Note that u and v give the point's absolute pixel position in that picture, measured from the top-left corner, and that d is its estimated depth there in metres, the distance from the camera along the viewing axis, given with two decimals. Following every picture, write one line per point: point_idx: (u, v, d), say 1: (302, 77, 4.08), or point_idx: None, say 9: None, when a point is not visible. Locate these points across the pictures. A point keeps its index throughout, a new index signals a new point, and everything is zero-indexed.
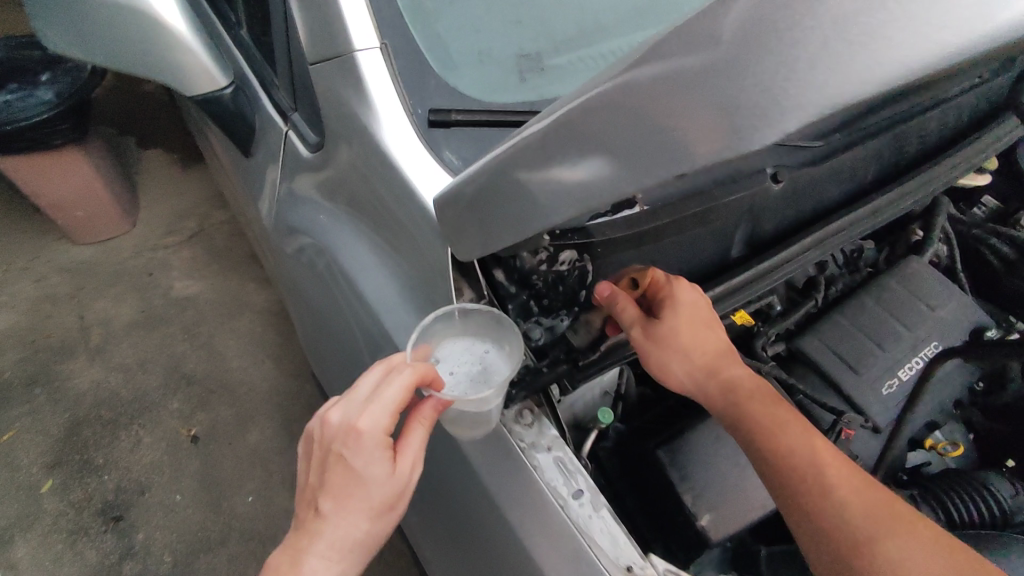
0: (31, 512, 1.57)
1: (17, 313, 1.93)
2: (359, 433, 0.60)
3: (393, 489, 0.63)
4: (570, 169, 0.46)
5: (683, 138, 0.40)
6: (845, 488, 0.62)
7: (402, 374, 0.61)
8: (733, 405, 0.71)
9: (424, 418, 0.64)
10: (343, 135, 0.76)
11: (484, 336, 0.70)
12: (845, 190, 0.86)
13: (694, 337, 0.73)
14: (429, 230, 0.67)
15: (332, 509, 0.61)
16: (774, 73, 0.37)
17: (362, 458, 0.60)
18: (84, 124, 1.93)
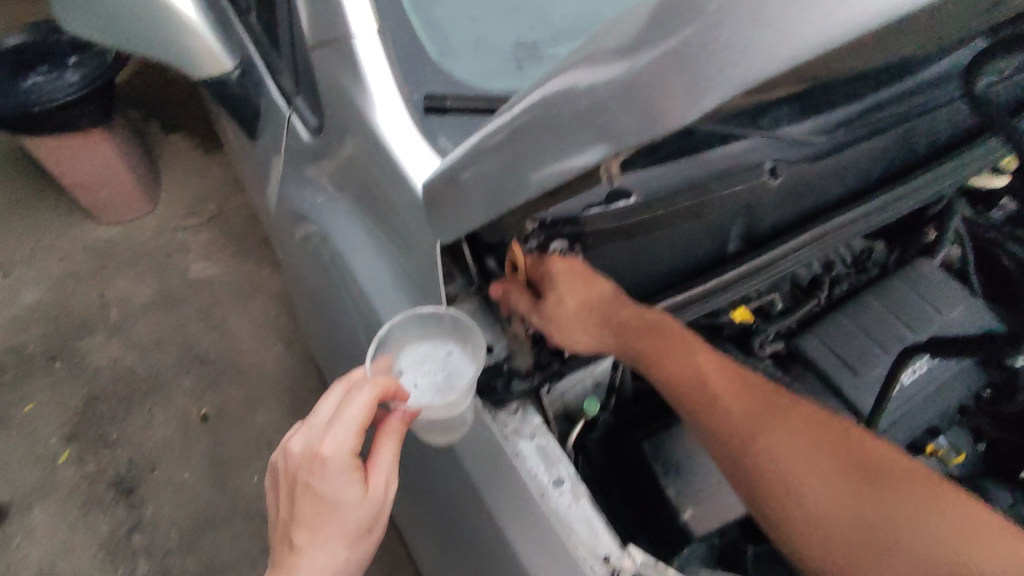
0: (47, 481, 1.62)
1: (42, 289, 1.99)
2: (323, 460, 0.60)
3: (368, 508, 0.63)
4: (533, 151, 0.46)
5: (618, 115, 0.39)
6: (726, 390, 0.68)
7: (361, 393, 0.61)
8: (636, 349, 0.69)
9: (393, 432, 0.64)
10: (340, 119, 0.77)
11: (446, 340, 0.69)
12: (850, 187, 0.84)
13: (582, 300, 0.70)
14: (416, 214, 0.66)
15: (307, 538, 0.61)
16: (705, 45, 0.35)
17: (329, 484, 0.60)
18: (109, 106, 1.98)
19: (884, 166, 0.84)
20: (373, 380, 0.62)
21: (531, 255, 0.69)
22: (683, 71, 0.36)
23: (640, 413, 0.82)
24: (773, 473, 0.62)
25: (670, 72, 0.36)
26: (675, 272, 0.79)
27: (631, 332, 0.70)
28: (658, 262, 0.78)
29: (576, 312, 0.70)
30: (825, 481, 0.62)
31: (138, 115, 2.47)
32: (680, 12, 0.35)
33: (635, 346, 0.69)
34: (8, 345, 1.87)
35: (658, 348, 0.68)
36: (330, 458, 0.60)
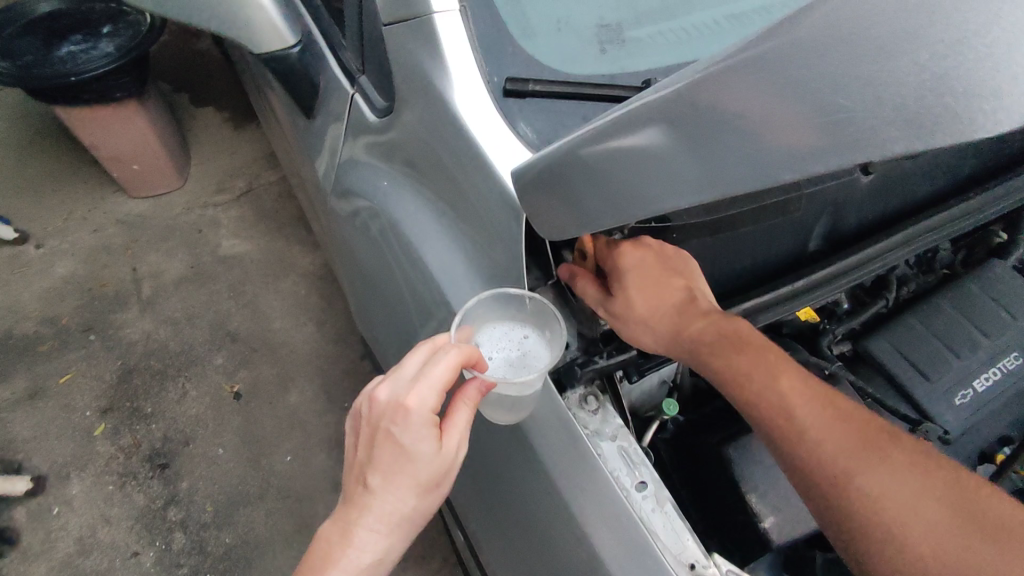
0: (84, 453, 1.64)
1: (75, 261, 1.99)
2: (407, 412, 0.58)
3: (443, 466, 0.61)
4: (688, 154, 0.43)
5: (862, 117, 0.37)
6: (818, 424, 0.56)
7: (449, 354, 0.59)
8: (701, 363, 0.62)
9: (469, 398, 0.62)
10: (413, 101, 0.75)
11: (524, 324, 0.68)
12: (938, 185, 0.80)
13: (653, 303, 0.64)
14: (504, 206, 0.65)
15: (381, 485, 0.59)
16: (979, 47, 0.35)
17: (411, 437, 0.58)
18: (143, 77, 1.95)
19: (975, 163, 0.80)
20: (460, 346, 0.60)
21: (603, 242, 0.67)
22: (956, 75, 0.36)
23: (709, 413, 0.79)
24: (875, 516, 0.53)
25: (946, 72, 0.35)
26: (758, 272, 0.76)
27: (700, 353, 0.61)
28: (740, 262, 0.75)
29: (644, 313, 0.64)
30: (943, 534, 0.52)
31: (168, 87, 2.45)
32: (837, 52, 0.36)
33: (706, 364, 0.61)
34: (42, 316, 1.87)
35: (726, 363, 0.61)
36: (414, 412, 0.58)
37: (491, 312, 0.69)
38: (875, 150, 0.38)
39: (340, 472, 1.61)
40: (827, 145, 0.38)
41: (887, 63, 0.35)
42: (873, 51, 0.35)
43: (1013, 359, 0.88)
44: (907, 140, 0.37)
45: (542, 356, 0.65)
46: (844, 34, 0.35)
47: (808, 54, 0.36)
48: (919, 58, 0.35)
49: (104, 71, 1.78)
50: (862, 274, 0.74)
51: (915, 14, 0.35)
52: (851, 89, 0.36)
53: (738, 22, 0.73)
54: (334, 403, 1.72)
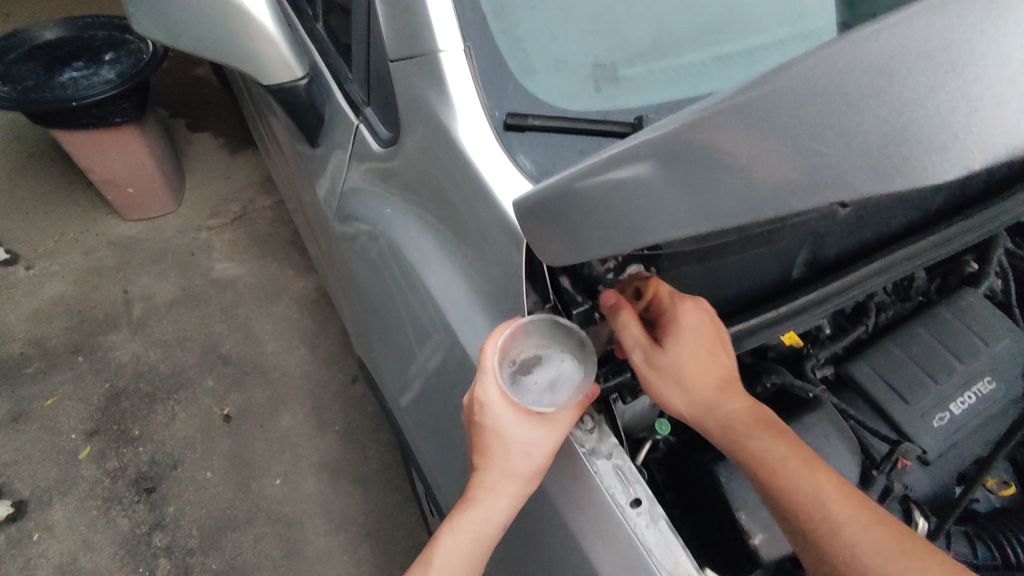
0: (68, 476, 1.61)
1: (65, 282, 1.99)
2: (479, 400, 0.65)
3: (536, 439, 0.64)
4: (680, 190, 0.46)
5: (833, 161, 0.41)
6: (851, 524, 0.61)
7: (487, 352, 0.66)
8: (733, 442, 0.65)
9: (577, 401, 0.65)
10: (417, 133, 0.79)
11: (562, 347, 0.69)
12: (912, 218, 0.85)
13: (698, 368, 0.67)
14: (505, 233, 0.68)
15: (481, 464, 0.66)
16: (936, 103, 0.39)
17: (489, 418, 0.65)
18: (143, 103, 1.98)
19: (943, 199, 0.85)
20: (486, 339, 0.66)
21: (665, 290, 0.70)
22: (916, 128, 0.39)
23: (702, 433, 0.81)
24: None
25: (906, 126, 0.39)
26: (745, 297, 0.80)
27: (736, 431, 0.66)
28: (728, 288, 0.78)
29: (682, 373, 0.66)
30: None
31: (165, 112, 2.48)
32: (814, 104, 0.40)
33: (738, 443, 0.65)
34: (30, 338, 1.86)
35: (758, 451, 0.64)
36: (483, 400, 0.65)
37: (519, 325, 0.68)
38: (847, 191, 0.41)
39: (330, 496, 1.61)
40: (803, 184, 0.42)
41: (853, 116, 0.40)
42: (844, 103, 0.40)
43: (986, 383, 0.93)
44: (872, 182, 0.40)
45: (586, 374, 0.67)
46: (819, 88, 0.40)
47: (789, 103, 0.40)
48: (885, 114, 0.39)
49: (104, 97, 1.80)
50: (842, 300, 0.78)
51: (875, 75, 0.39)
52: (825, 138, 0.40)
53: (723, 67, 0.78)
54: (324, 426, 1.72)
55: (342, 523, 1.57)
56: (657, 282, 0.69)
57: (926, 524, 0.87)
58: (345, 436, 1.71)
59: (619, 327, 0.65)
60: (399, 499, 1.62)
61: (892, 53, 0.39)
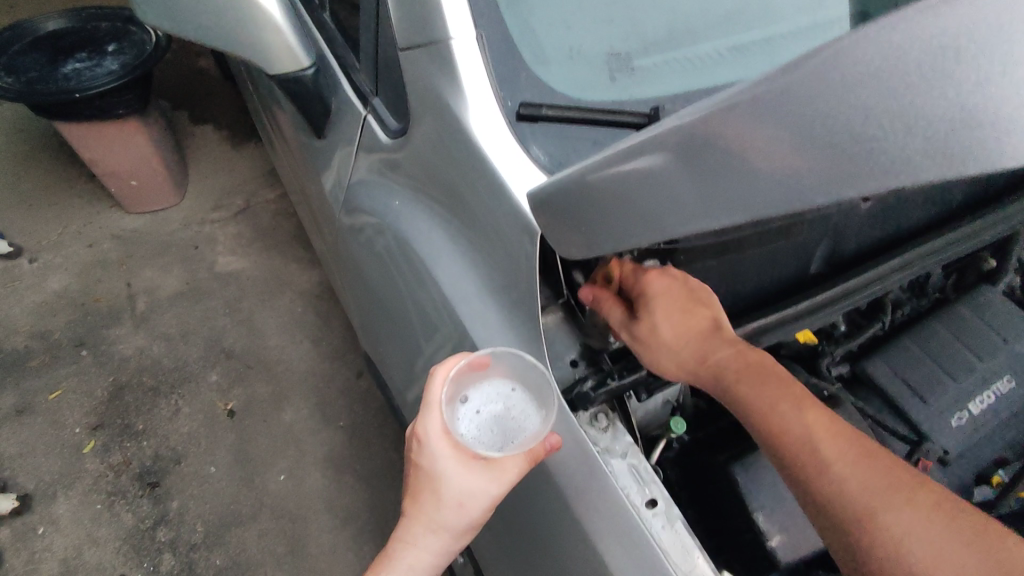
0: (72, 470, 1.61)
1: (68, 275, 1.98)
2: (421, 437, 0.67)
3: (471, 487, 0.66)
4: (715, 183, 0.44)
5: (889, 144, 0.39)
6: (840, 461, 0.56)
7: (434, 388, 0.67)
8: (727, 393, 0.63)
9: (528, 451, 0.63)
10: (426, 124, 0.77)
11: (544, 358, 0.67)
12: (934, 212, 0.83)
13: (680, 326, 0.66)
14: (519, 227, 0.66)
15: (414, 504, 0.68)
16: (1007, 86, 0.37)
17: (426, 459, 0.66)
18: (146, 95, 1.95)
19: (965, 193, 0.83)
20: (438, 370, 0.67)
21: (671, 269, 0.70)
22: (984, 112, 0.37)
23: (716, 432, 0.79)
24: (892, 552, 0.52)
25: (973, 107, 0.37)
26: (761, 293, 0.77)
27: (726, 380, 0.63)
28: (745, 284, 0.76)
29: (664, 337, 0.65)
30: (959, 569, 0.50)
31: (168, 105, 2.46)
32: (863, 87, 0.38)
33: (729, 391, 0.62)
34: (33, 331, 1.85)
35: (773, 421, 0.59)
36: (424, 441, 0.66)
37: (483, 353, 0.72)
38: (907, 177, 0.39)
39: (334, 492, 1.60)
40: (852, 171, 0.40)
41: (914, 99, 0.37)
42: (899, 86, 0.37)
43: (1006, 382, 0.91)
44: (936, 169, 0.39)
45: (548, 420, 0.64)
46: (870, 70, 0.38)
47: (835, 86, 0.38)
48: (950, 94, 0.37)
49: (108, 88, 1.78)
50: (864, 296, 0.75)
51: (939, 57, 0.37)
52: (881, 122, 0.38)
53: (743, 55, 0.76)
54: (329, 421, 1.71)
55: (347, 519, 1.56)
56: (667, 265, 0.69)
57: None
58: (349, 432, 1.70)
59: (598, 300, 0.66)
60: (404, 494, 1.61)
61: (957, 31, 0.37)
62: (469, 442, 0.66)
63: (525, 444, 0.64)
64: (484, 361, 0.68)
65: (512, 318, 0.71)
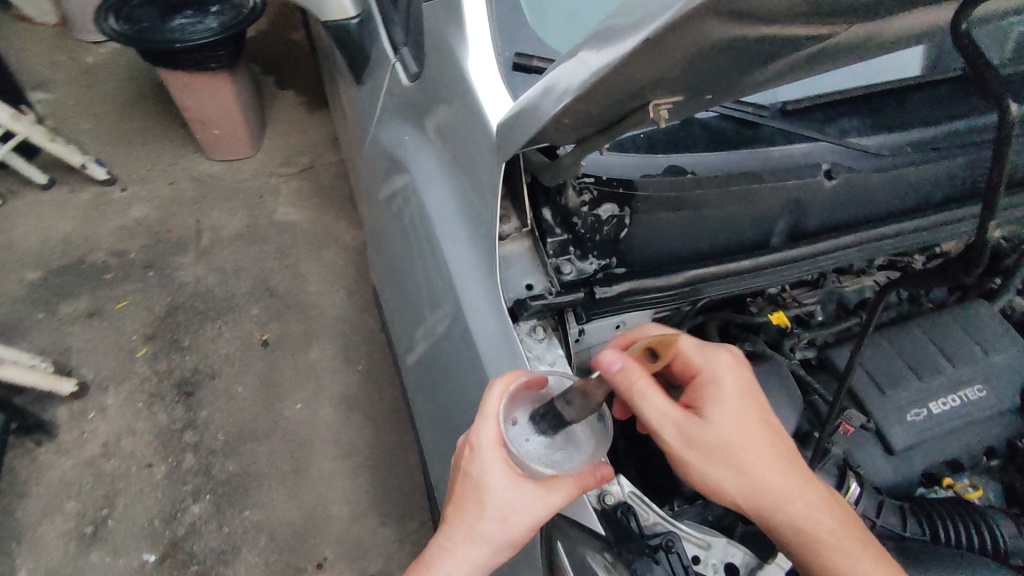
0: (124, 370, 1.82)
1: (149, 206, 2.23)
2: (471, 444, 0.62)
3: (522, 504, 0.60)
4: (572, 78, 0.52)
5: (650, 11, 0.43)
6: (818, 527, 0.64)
7: (494, 394, 0.63)
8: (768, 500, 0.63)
9: (580, 475, 0.62)
10: (436, 65, 0.88)
11: (498, 281, 0.74)
12: (908, 202, 0.85)
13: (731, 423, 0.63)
14: (486, 151, 0.75)
15: (452, 516, 0.62)
16: None
17: (476, 468, 0.61)
18: (236, 52, 2.17)
19: (944, 191, 0.86)
20: (497, 381, 0.64)
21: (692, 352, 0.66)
22: None
23: None
24: None
25: None
26: (718, 252, 0.83)
27: (768, 492, 0.63)
28: (702, 242, 0.82)
29: (700, 428, 0.62)
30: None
31: (258, 69, 2.71)
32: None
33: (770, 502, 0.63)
34: (113, 249, 2.10)
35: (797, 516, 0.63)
36: (478, 450, 0.61)
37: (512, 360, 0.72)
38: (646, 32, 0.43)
39: (342, 426, 1.73)
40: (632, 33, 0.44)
41: None
42: None
43: (975, 391, 0.92)
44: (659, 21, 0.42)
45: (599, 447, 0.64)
46: None
47: None
48: None
49: (203, 42, 2.01)
50: (812, 266, 0.79)
51: None
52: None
53: None
54: (350, 364, 1.85)
55: (349, 451, 1.69)
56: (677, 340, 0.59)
57: (858, 488, 0.80)
58: (365, 376, 1.83)
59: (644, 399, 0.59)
60: (403, 438, 1.72)
61: None
62: (523, 457, 0.62)
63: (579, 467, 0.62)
64: (543, 381, 0.66)
65: (477, 242, 0.78)
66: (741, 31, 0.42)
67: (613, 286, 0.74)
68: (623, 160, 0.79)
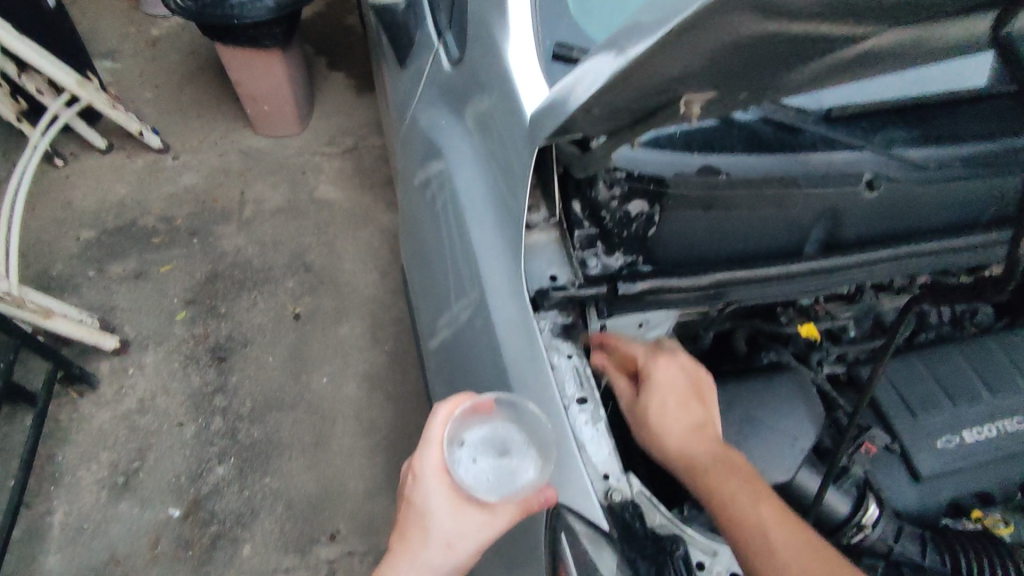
0: (163, 331, 1.89)
1: (198, 175, 2.30)
2: (416, 471, 0.67)
3: (460, 527, 0.65)
4: (592, 81, 0.52)
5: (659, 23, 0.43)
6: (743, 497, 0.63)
7: (435, 422, 0.67)
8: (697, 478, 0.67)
9: (522, 501, 0.64)
10: (476, 51, 0.88)
11: (522, 268, 0.75)
12: (954, 219, 0.84)
13: (675, 412, 0.72)
14: (520, 137, 0.74)
15: (403, 538, 0.68)
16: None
17: (420, 494, 0.66)
18: (290, 31, 2.20)
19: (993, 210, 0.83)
20: (440, 410, 0.68)
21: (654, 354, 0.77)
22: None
23: None
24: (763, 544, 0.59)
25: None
26: (749, 254, 0.82)
27: (695, 467, 0.67)
28: (734, 243, 0.81)
29: (661, 406, 0.73)
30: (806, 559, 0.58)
31: (311, 50, 2.77)
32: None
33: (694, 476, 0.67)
34: (162, 214, 2.18)
35: (717, 473, 0.66)
36: (421, 477, 0.66)
37: (539, 392, 0.70)
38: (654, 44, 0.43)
39: (364, 404, 1.76)
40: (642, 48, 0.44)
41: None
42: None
43: (1014, 423, 0.88)
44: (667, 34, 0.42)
45: (545, 471, 0.64)
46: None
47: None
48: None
49: (260, 19, 2.04)
50: (843, 278, 0.77)
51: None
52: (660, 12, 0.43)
53: None
54: (376, 343, 1.88)
55: (369, 428, 1.72)
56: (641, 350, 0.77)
57: (875, 509, 0.81)
58: (390, 357, 1.86)
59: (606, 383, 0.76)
60: (424, 422, 1.74)
61: None
62: (464, 484, 0.65)
63: (520, 494, 0.64)
64: (489, 405, 0.69)
65: (505, 228, 0.79)
66: (774, 26, 0.41)
67: (636, 284, 0.73)
68: (659, 157, 0.75)
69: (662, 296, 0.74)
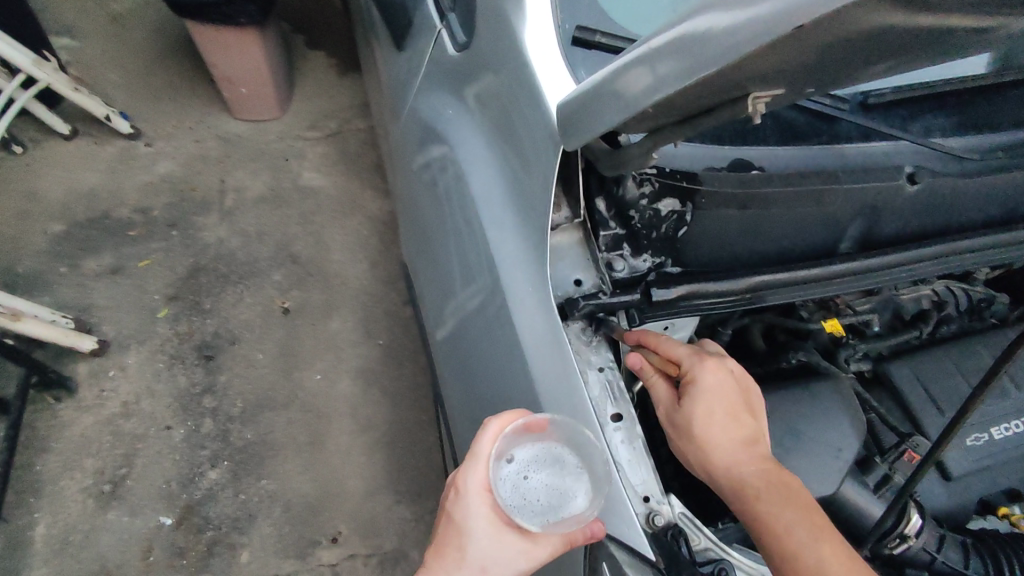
0: (145, 329, 1.80)
1: (174, 163, 2.19)
2: (458, 486, 0.61)
3: (499, 553, 0.59)
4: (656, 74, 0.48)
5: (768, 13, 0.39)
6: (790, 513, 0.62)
7: (488, 434, 0.61)
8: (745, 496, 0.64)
9: (571, 533, 0.59)
10: (486, 34, 0.81)
11: (547, 275, 0.70)
12: (993, 215, 0.80)
13: (724, 426, 0.69)
14: (544, 133, 0.69)
15: (431, 561, 0.60)
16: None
17: (461, 511, 0.60)
18: (267, 9, 2.07)
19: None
20: (493, 422, 0.62)
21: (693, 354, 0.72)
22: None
23: None
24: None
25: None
26: (781, 253, 0.78)
27: (743, 481, 0.65)
28: (768, 241, 0.76)
29: (711, 422, 0.69)
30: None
31: (288, 27, 2.63)
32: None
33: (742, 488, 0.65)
34: (137, 205, 2.07)
35: (767, 495, 0.63)
36: (466, 492, 0.60)
37: (572, 408, 0.67)
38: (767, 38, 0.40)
39: (360, 401, 1.71)
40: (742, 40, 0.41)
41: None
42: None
43: None
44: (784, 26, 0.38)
45: (596, 505, 0.60)
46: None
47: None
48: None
49: None
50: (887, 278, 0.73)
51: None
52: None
53: None
54: (369, 337, 1.82)
55: (366, 426, 1.68)
56: (681, 352, 0.71)
57: (919, 520, 0.79)
58: (385, 351, 1.80)
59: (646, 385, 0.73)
60: (423, 418, 1.70)
61: None
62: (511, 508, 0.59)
63: (570, 525, 0.59)
64: (543, 425, 0.63)
65: (526, 230, 0.73)
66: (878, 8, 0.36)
67: (671, 289, 0.69)
68: (701, 153, 0.74)
69: (698, 301, 0.70)
